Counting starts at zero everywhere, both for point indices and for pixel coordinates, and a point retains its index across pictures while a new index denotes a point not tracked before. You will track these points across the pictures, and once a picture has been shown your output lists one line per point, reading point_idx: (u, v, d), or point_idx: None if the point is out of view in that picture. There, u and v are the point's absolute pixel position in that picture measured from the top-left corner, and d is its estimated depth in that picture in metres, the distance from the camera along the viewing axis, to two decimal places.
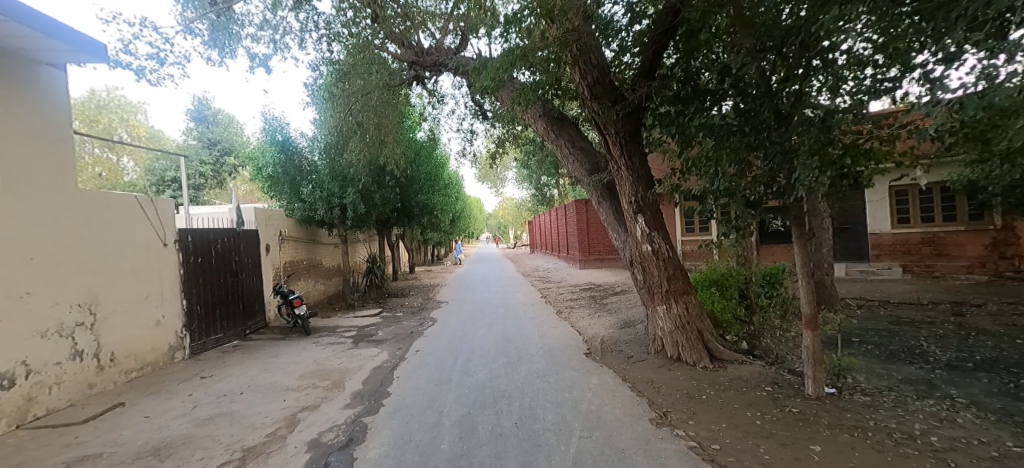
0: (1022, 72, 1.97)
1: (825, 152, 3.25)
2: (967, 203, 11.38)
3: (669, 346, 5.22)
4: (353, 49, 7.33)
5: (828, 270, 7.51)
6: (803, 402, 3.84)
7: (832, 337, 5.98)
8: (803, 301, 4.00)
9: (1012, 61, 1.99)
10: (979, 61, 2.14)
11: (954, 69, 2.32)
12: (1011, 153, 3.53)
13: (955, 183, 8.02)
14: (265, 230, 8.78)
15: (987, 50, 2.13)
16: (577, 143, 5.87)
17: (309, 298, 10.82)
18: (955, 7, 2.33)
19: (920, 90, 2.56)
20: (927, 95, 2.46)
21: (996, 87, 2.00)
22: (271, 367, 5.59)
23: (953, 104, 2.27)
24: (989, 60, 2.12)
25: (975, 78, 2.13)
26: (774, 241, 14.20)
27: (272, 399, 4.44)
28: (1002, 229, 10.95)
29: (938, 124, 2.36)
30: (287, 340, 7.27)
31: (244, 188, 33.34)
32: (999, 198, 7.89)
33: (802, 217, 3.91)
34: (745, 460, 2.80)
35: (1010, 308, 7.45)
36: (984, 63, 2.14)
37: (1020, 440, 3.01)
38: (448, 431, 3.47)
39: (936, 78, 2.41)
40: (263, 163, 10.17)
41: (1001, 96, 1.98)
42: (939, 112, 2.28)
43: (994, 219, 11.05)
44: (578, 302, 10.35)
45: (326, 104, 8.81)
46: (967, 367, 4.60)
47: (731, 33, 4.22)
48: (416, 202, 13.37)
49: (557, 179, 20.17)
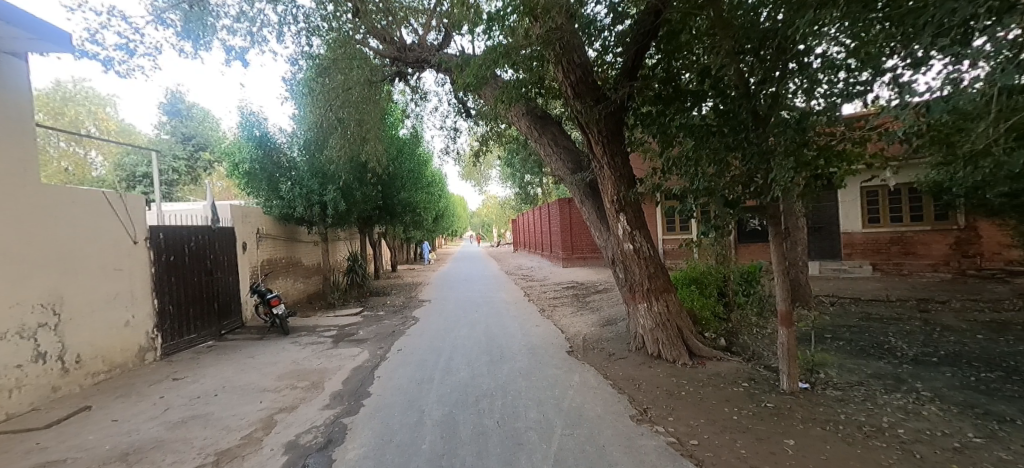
0: (984, 78, 2.08)
1: (801, 153, 3.37)
2: (933, 204, 11.83)
3: (650, 343, 5.27)
4: (334, 43, 7.21)
5: (802, 268, 7.68)
6: (778, 397, 3.94)
7: (806, 333, 6.12)
8: (779, 298, 4.10)
9: (975, 67, 2.10)
10: (945, 66, 2.24)
11: (922, 73, 2.42)
12: (973, 156, 3.66)
13: (922, 184, 8.33)
14: (242, 227, 8.54)
15: (954, 55, 2.23)
16: (560, 142, 5.85)
17: (287, 297, 10.59)
18: (924, 13, 2.46)
19: (890, 93, 2.67)
20: (897, 98, 2.56)
21: (962, 92, 2.11)
22: (247, 368, 5.46)
23: (920, 107, 2.37)
24: (954, 65, 2.22)
25: (941, 83, 2.24)
26: (752, 240, 14.55)
27: (247, 401, 4.33)
28: (964, 229, 11.48)
29: (906, 126, 2.47)
30: (264, 340, 7.12)
31: (221, 183, 32.61)
32: (963, 199, 8.21)
33: (778, 217, 4.01)
34: (723, 454, 2.86)
35: (971, 304, 7.78)
36: (950, 67, 2.24)
37: (980, 432, 3.15)
38: (430, 431, 3.44)
39: (906, 82, 2.51)
40: (240, 158, 9.87)
41: (965, 100, 2.09)
42: (908, 115, 2.40)
43: (957, 219, 11.55)
44: (562, 300, 10.38)
45: (307, 99, 8.56)
46: (932, 361, 4.78)
47: (711, 35, 4.32)
48: (399, 201, 13.19)
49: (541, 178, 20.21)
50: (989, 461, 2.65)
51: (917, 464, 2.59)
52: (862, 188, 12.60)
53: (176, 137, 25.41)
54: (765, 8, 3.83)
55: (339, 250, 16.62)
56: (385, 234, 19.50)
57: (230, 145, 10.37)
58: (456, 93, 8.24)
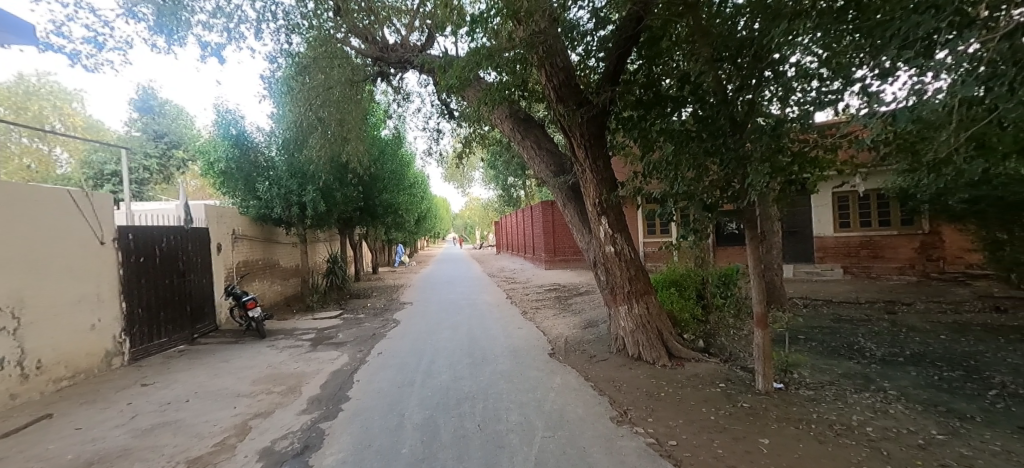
0: (945, 89, 2.18)
1: (776, 160, 3.47)
2: (899, 209, 12.32)
3: (631, 345, 5.32)
4: (314, 42, 6.99)
5: (778, 271, 7.87)
6: (754, 397, 4.03)
7: (780, 334, 6.27)
8: (755, 301, 4.20)
9: (937, 79, 2.20)
10: (911, 77, 2.34)
11: (889, 84, 2.52)
12: (935, 163, 3.82)
13: (890, 190, 8.66)
14: (217, 228, 8.32)
15: (918, 68, 2.33)
16: (543, 144, 5.87)
17: (264, 300, 10.34)
18: (893, 27, 2.57)
19: (860, 102, 2.77)
20: (866, 107, 2.67)
21: (925, 102, 2.20)
22: (221, 372, 5.30)
23: (887, 116, 2.47)
24: (919, 76, 2.32)
25: (907, 93, 2.33)
26: (730, 243, 14.89)
27: (221, 406, 4.21)
28: (929, 234, 11.88)
29: (874, 133, 2.57)
30: (239, 344, 6.93)
31: (195, 182, 31.70)
32: (927, 205, 8.57)
33: (754, 220, 4.11)
34: (701, 454, 2.90)
35: (936, 306, 8.11)
36: (914, 79, 2.34)
37: (942, 429, 3.29)
38: (411, 435, 3.40)
39: (874, 91, 2.60)
40: (215, 157, 9.59)
41: (929, 110, 2.18)
42: (875, 124, 2.51)
43: (922, 224, 11.92)
44: (544, 302, 10.42)
45: (286, 98, 8.38)
46: (899, 361, 4.96)
47: (690, 42, 4.42)
48: (380, 202, 13.04)
49: (524, 180, 20.31)
50: (952, 457, 2.76)
51: (885, 461, 2.68)
52: (834, 192, 13.04)
53: (147, 134, 24.56)
54: (742, 18, 4.06)
55: (319, 252, 16.29)
56: (366, 236, 19.22)
57: (205, 144, 10.07)
58: (439, 94, 8.22)
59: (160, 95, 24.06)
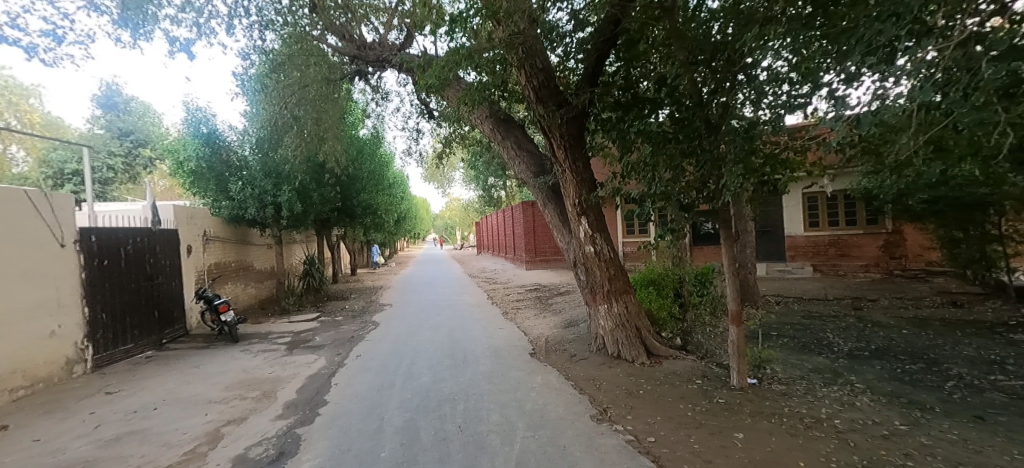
0: (905, 94, 2.28)
1: (749, 161, 3.57)
2: (864, 209, 12.82)
3: (610, 344, 5.38)
4: (289, 39, 6.94)
5: (752, 269, 8.08)
6: (729, 393, 4.13)
7: (754, 331, 6.43)
8: (730, 298, 4.29)
9: (897, 84, 2.29)
10: (875, 82, 2.44)
11: (854, 88, 2.62)
12: (897, 165, 3.98)
13: (855, 190, 9.02)
14: (187, 230, 8.06)
15: (880, 73, 2.42)
16: (523, 145, 5.89)
17: (238, 303, 10.06)
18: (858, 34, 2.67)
19: (827, 106, 2.87)
20: (833, 111, 2.76)
21: (887, 106, 2.30)
22: (192, 378, 5.13)
23: (852, 120, 2.57)
24: (882, 81, 2.42)
25: (871, 98, 2.42)
26: (706, 243, 15.24)
27: (191, 413, 4.07)
28: (892, 232, 12.38)
29: (841, 136, 2.67)
30: (211, 348, 6.72)
31: (164, 182, 30.63)
32: (890, 206, 8.96)
33: (729, 220, 4.20)
34: (678, 450, 2.95)
35: (899, 302, 8.48)
36: (877, 84, 2.44)
37: (905, 419, 3.43)
38: (391, 438, 3.35)
39: (840, 95, 2.70)
40: (184, 156, 9.27)
41: (891, 114, 2.27)
42: (841, 127, 2.61)
43: (885, 223, 12.44)
44: (524, 302, 10.45)
45: (260, 96, 8.16)
46: (865, 355, 5.15)
47: (667, 45, 4.49)
48: (359, 202, 12.88)
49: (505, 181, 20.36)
50: (913, 446, 2.88)
51: (851, 451, 2.78)
52: (804, 193, 13.50)
53: (111, 132, 23.61)
54: (715, 22, 4.15)
55: (295, 253, 15.93)
56: (345, 237, 18.90)
57: (174, 142, 9.74)
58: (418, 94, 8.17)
59: (126, 91, 23.23)
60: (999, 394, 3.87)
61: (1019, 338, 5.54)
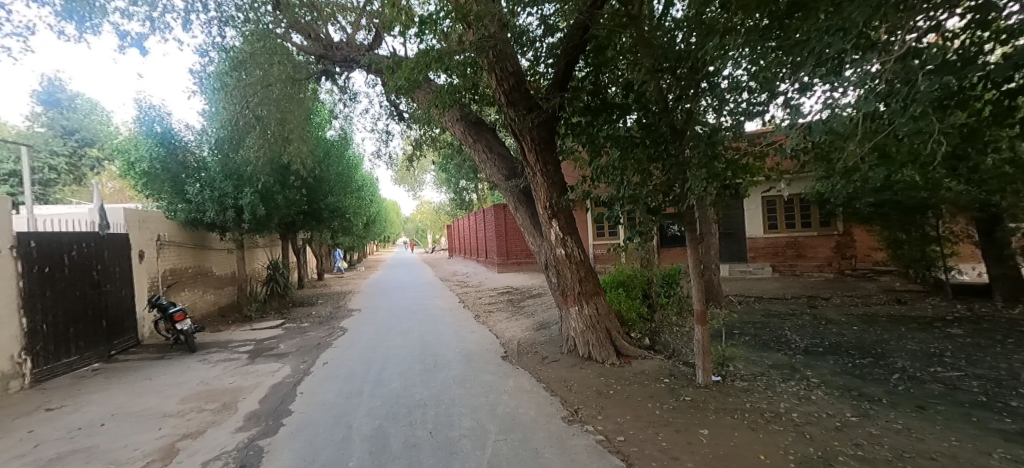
0: (852, 104, 2.41)
1: (711, 166, 3.70)
2: (818, 212, 13.52)
3: (581, 345, 5.45)
4: (251, 36, 6.70)
5: (715, 270, 8.37)
6: (695, 390, 4.25)
7: (717, 330, 6.64)
8: (695, 298, 4.43)
9: (846, 94, 2.42)
10: (826, 93, 2.56)
11: (807, 97, 2.75)
12: (845, 171, 4.22)
13: (809, 194, 9.53)
14: (139, 234, 7.65)
15: (830, 83, 2.55)
16: (494, 148, 5.90)
17: (195, 311, 9.60)
18: (812, 46, 2.80)
19: (783, 114, 2.99)
20: (788, 119, 2.90)
21: (837, 116, 2.43)
22: (144, 391, 4.85)
23: (805, 127, 2.71)
24: (832, 92, 2.55)
25: (823, 106, 2.55)
26: (673, 244, 15.70)
27: (143, 429, 3.84)
28: (844, 235, 13.19)
29: (795, 142, 2.80)
30: (166, 359, 6.39)
31: (113, 183, 28.95)
32: (840, 209, 9.50)
33: (694, 223, 4.33)
34: (646, 448, 3.01)
35: (849, 299, 8.98)
36: (829, 94, 2.57)
37: (856, 411, 3.62)
38: (359, 447, 3.27)
39: (795, 104, 2.83)
40: (136, 156, 8.80)
41: (839, 122, 2.40)
42: (796, 134, 2.73)
43: (838, 226, 13.27)
44: (496, 305, 10.45)
45: (219, 95, 7.77)
46: (820, 351, 5.42)
47: (633, 53, 4.61)
48: (326, 205, 12.65)
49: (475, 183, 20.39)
50: (863, 437, 3.04)
51: (807, 443, 2.91)
52: (763, 196, 14.13)
53: (52, 129, 21.92)
54: (679, 32, 4.29)
55: (258, 258, 15.32)
56: (311, 240, 18.32)
57: (125, 141, 9.25)
58: (387, 95, 8.09)
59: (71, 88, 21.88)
60: (938, 385, 4.15)
61: (955, 331, 5.98)
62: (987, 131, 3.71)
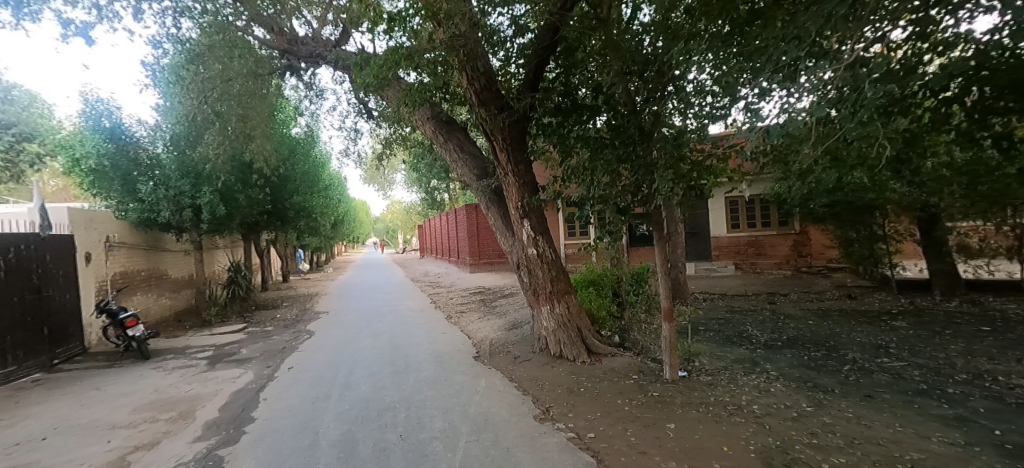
0: (806, 109, 2.52)
1: (677, 167, 3.80)
2: (776, 212, 14.16)
3: (552, 344, 5.50)
4: (208, 28, 6.54)
5: (681, 268, 8.63)
6: (662, 386, 4.36)
7: (684, 327, 6.84)
8: (662, 296, 4.54)
9: (801, 99, 2.53)
10: (783, 98, 2.67)
11: (766, 102, 2.86)
12: (800, 173, 4.43)
13: (769, 195, 9.98)
14: (86, 235, 7.22)
15: (786, 89, 2.67)
16: (465, 148, 5.87)
17: (149, 316, 9.11)
18: (771, 53, 2.91)
19: (744, 118, 3.11)
20: (748, 122, 3.01)
21: (793, 120, 2.53)
22: (92, 402, 4.56)
23: (764, 131, 2.82)
24: (788, 97, 2.66)
25: (780, 111, 2.66)
26: (642, 244, 16.08)
27: (90, 442, 3.61)
28: (801, 233, 13.78)
29: (754, 145, 2.92)
30: (117, 367, 6.03)
31: (54, 181, 26.90)
32: (796, 210, 9.99)
33: (661, 223, 4.41)
34: (615, 443, 3.06)
35: (805, 295, 9.44)
36: (786, 99, 2.68)
37: (811, 401, 3.80)
38: (325, 453, 3.19)
39: (754, 108, 2.94)
40: (82, 152, 8.25)
41: (795, 126, 2.51)
42: (755, 137, 2.84)
43: (795, 225, 13.87)
44: (468, 306, 10.43)
45: (175, 89, 7.41)
46: (778, 345, 5.67)
47: (603, 55, 4.69)
48: (290, 205, 12.39)
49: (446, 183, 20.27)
50: (817, 426, 3.20)
51: (767, 434, 3.04)
52: (726, 197, 14.68)
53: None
54: (646, 36, 4.40)
55: (218, 260, 14.66)
56: (276, 241, 17.69)
57: (69, 136, 8.65)
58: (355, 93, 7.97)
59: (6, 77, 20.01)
60: (884, 374, 4.41)
61: (899, 324, 6.38)
62: (926, 136, 3.97)
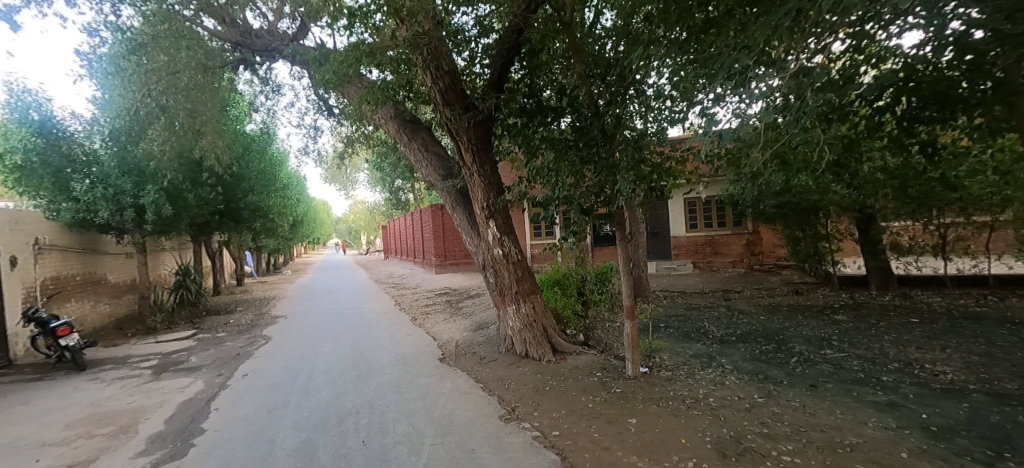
0: (754, 114, 2.64)
1: (638, 169, 3.91)
2: (731, 213, 14.80)
3: (518, 343, 5.53)
4: (152, 16, 6.19)
5: (643, 267, 8.88)
6: (625, 383, 4.46)
7: (645, 324, 7.04)
8: (625, 295, 4.64)
9: (750, 106, 2.65)
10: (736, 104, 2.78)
11: (719, 107, 2.98)
12: (749, 176, 4.66)
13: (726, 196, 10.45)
14: (11, 237, 6.65)
15: (738, 95, 2.78)
16: (429, 147, 5.82)
17: (84, 324, 8.47)
18: (724, 59, 3.02)
19: (700, 122, 3.23)
20: (704, 126, 3.12)
21: (743, 126, 2.65)
22: (18, 419, 4.20)
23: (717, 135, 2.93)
24: (740, 103, 2.78)
25: (733, 116, 2.77)
26: (605, 244, 16.43)
27: (15, 462, 3.32)
28: (752, 233, 14.33)
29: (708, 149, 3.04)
30: (49, 380, 5.58)
31: None
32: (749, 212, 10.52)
33: (624, 222, 4.41)
34: (579, 440, 3.11)
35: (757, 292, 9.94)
36: (738, 105, 2.79)
37: (761, 393, 4.00)
38: (282, 463, 3.07)
39: (709, 113, 3.05)
40: (7, 147, 7.57)
41: (745, 131, 2.62)
42: (710, 141, 2.95)
43: (748, 225, 14.48)
44: (434, 307, 10.33)
45: (115, 81, 6.96)
46: (733, 340, 5.93)
47: (566, 58, 4.75)
48: (245, 205, 11.91)
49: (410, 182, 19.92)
50: (767, 416, 3.37)
51: (721, 425, 3.17)
52: (686, 198, 15.23)
53: None
54: (607, 40, 4.49)
55: (165, 263, 13.80)
56: (231, 242, 16.84)
57: None
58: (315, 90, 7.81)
59: None
60: (827, 365, 4.71)
61: (841, 318, 6.84)
62: (861, 143, 4.27)
